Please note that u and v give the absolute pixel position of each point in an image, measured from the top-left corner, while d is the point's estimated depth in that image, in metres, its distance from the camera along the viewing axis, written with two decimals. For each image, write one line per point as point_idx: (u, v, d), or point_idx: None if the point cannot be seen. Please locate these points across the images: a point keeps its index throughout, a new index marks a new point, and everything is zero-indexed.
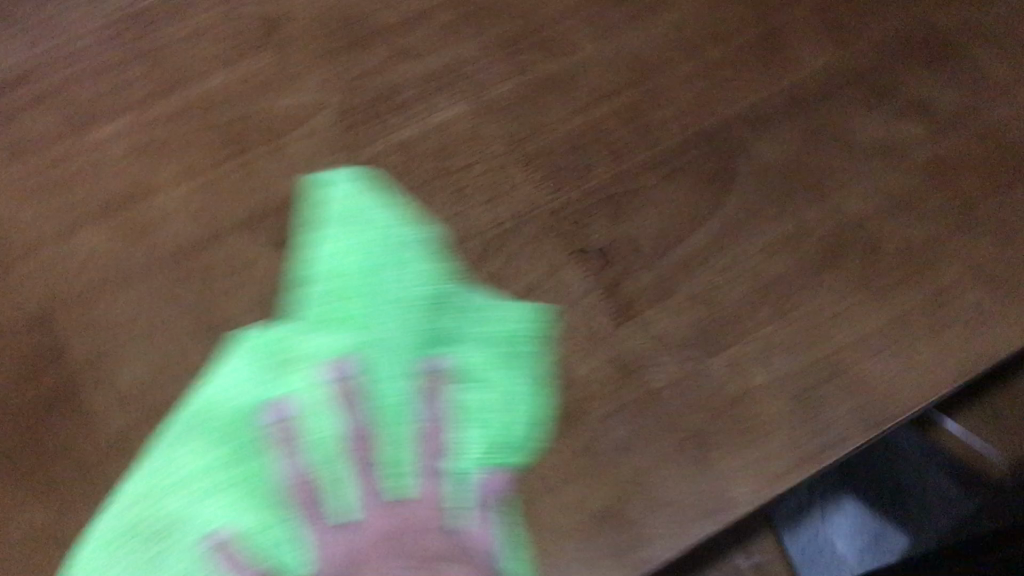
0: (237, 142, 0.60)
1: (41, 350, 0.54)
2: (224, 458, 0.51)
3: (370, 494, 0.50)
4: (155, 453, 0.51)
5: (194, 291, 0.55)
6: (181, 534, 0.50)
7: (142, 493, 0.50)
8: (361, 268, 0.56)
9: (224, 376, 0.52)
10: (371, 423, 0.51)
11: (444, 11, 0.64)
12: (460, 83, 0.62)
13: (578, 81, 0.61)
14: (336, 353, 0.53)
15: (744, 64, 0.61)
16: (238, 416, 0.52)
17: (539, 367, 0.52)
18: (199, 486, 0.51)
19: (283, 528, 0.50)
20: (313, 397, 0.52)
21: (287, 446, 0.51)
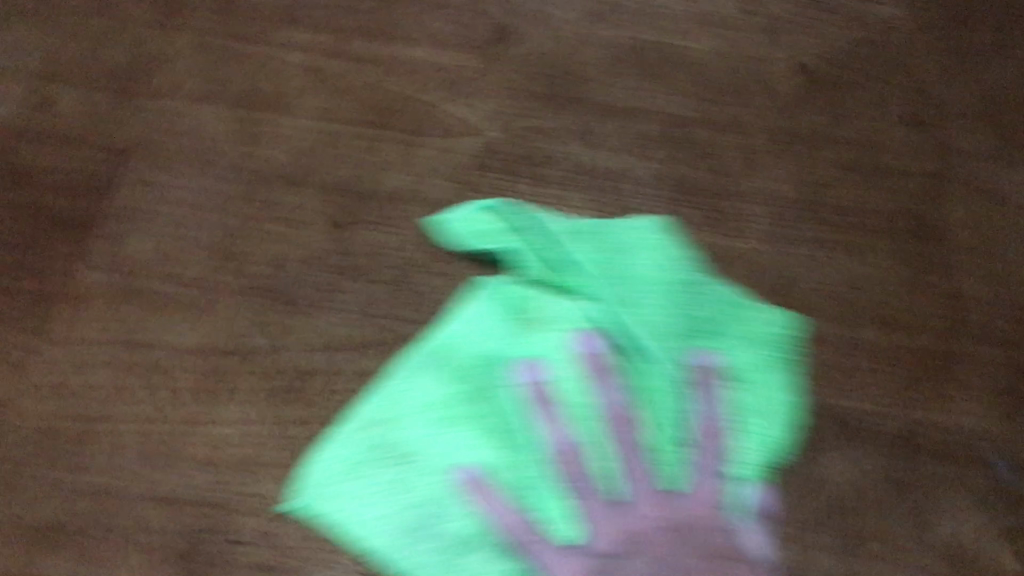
0: (385, 115, 0.58)
1: (96, 177, 0.54)
2: (479, 398, 0.49)
3: (643, 479, 0.47)
4: (423, 359, 0.50)
5: (244, 213, 0.54)
6: (421, 467, 0.47)
7: (387, 448, 0.47)
8: (596, 249, 0.53)
9: (468, 318, 0.51)
10: (631, 405, 0.49)
11: (653, 124, 0.59)
12: (611, 195, 0.56)
13: (717, 269, 0.54)
14: (586, 322, 0.51)
15: (892, 367, 0.51)
16: (485, 360, 0.50)
17: (802, 389, 0.50)
18: (450, 410, 0.48)
19: (541, 492, 0.47)
20: (558, 360, 0.50)
21: (542, 408, 0.49)
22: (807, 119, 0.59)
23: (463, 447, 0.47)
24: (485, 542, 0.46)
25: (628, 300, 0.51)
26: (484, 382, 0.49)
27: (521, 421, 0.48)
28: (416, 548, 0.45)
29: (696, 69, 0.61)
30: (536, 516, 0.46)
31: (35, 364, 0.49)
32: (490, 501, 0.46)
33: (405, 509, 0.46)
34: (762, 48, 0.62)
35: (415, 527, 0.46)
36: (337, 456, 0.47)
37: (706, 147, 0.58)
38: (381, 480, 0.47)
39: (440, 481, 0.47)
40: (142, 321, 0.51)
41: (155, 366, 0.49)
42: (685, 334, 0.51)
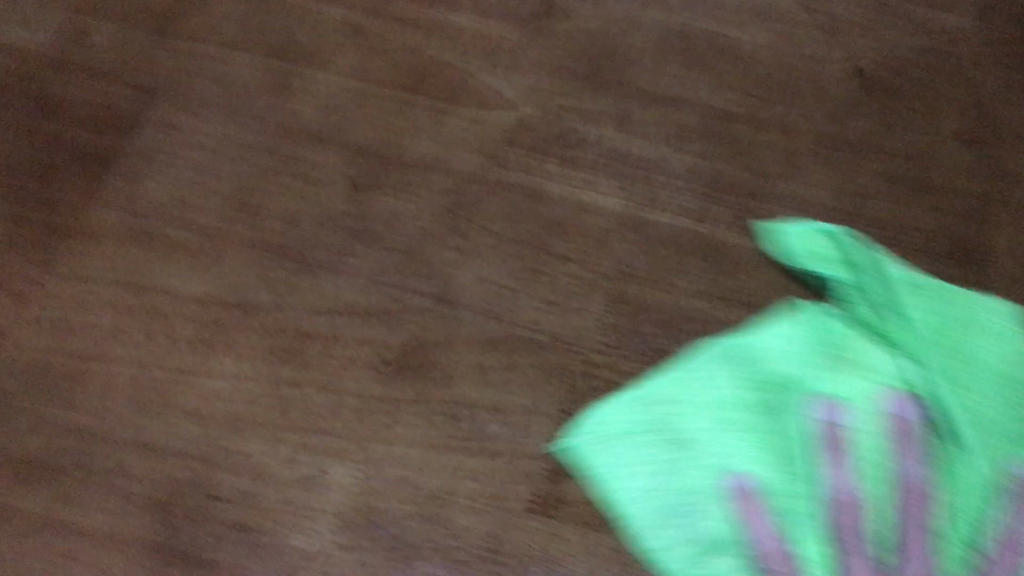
0: (419, 79, 0.56)
1: (122, 115, 0.54)
2: (773, 411, 0.47)
3: (920, 551, 0.44)
4: (718, 356, 0.49)
5: (265, 165, 0.53)
6: (702, 476, 0.46)
7: (663, 430, 0.47)
8: (934, 316, 0.49)
9: (779, 338, 0.49)
10: (930, 482, 0.46)
11: (695, 115, 0.56)
12: (641, 185, 0.54)
13: (743, 273, 0.51)
14: (901, 382, 0.48)
15: None
16: (787, 385, 0.48)
17: None
18: (734, 415, 0.47)
19: (805, 525, 0.45)
20: (866, 412, 0.47)
21: (835, 454, 0.46)
22: (856, 127, 0.57)
23: (774, 495, 0.45)
24: (725, 547, 0.44)
25: (967, 358, 0.48)
26: (778, 401, 0.48)
27: (806, 458, 0.46)
28: (661, 536, 0.45)
29: (746, 63, 0.58)
30: (772, 526, 0.45)
31: (37, 296, 0.48)
32: (733, 497, 0.45)
33: (658, 501, 0.45)
34: (819, 49, 0.59)
35: (668, 510, 0.45)
36: (618, 436, 0.47)
37: (746, 146, 0.56)
38: (651, 457, 0.46)
39: (711, 483, 0.46)
40: (148, 264, 0.50)
41: (155, 310, 0.49)
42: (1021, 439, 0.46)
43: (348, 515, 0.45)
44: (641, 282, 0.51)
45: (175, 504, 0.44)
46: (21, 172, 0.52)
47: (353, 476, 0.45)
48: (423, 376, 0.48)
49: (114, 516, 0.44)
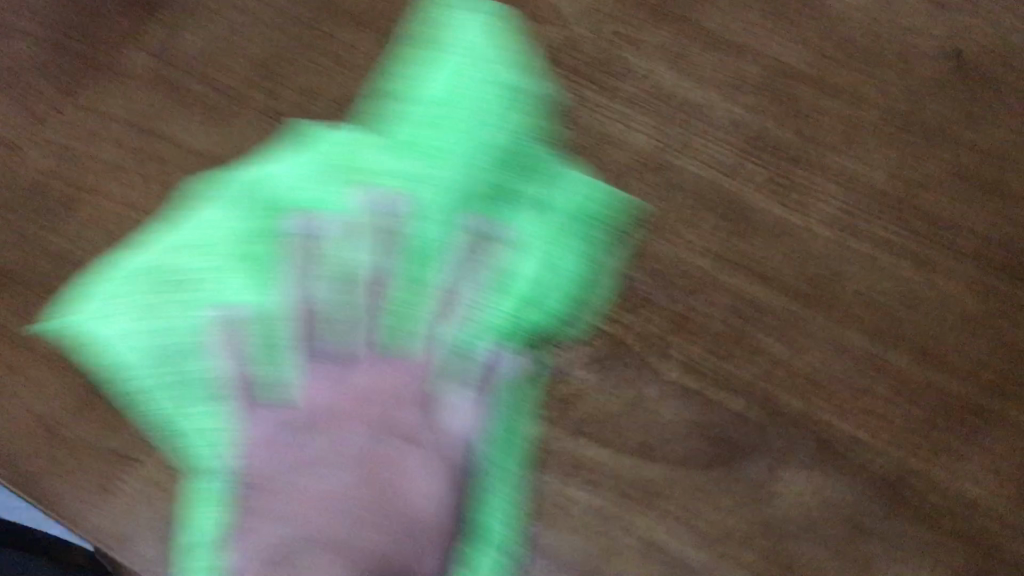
0: None
1: None
2: (480, 191, 0.50)
3: (376, 335, 0.51)
4: (225, 180, 0.49)
5: (299, 34, 0.51)
6: (180, 297, 0.49)
7: (165, 275, 0.49)
8: (446, 103, 0.52)
9: (287, 161, 0.50)
10: (383, 263, 0.51)
11: (758, 66, 0.52)
12: (677, 128, 0.50)
13: (759, 240, 0.47)
14: (391, 184, 0.51)
15: (912, 408, 0.44)
16: (302, 180, 0.50)
17: (591, 264, 0.48)
18: (239, 198, 0.50)
19: (190, 355, 0.49)
20: (348, 218, 0.51)
21: (306, 262, 0.51)
22: (935, 112, 0.51)
23: (334, 251, 0.52)
24: (278, 327, 0.51)
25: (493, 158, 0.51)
26: (268, 219, 0.51)
27: (268, 262, 0.50)
28: (224, 283, 0.50)
29: (835, 18, 0.52)
30: (379, 340, 0.51)
31: (53, 122, 0.50)
32: (300, 378, 0.51)
33: (243, 233, 0.50)
34: (925, 16, 0.52)
35: (173, 284, 0.49)
36: (135, 267, 0.48)
37: (806, 107, 0.51)
38: (136, 298, 0.48)
39: (190, 331, 0.49)
40: (162, 112, 0.50)
41: (156, 157, 0.49)
42: (491, 199, 0.51)
43: None
44: (645, 227, 0.48)
45: None
46: None
47: None
48: None
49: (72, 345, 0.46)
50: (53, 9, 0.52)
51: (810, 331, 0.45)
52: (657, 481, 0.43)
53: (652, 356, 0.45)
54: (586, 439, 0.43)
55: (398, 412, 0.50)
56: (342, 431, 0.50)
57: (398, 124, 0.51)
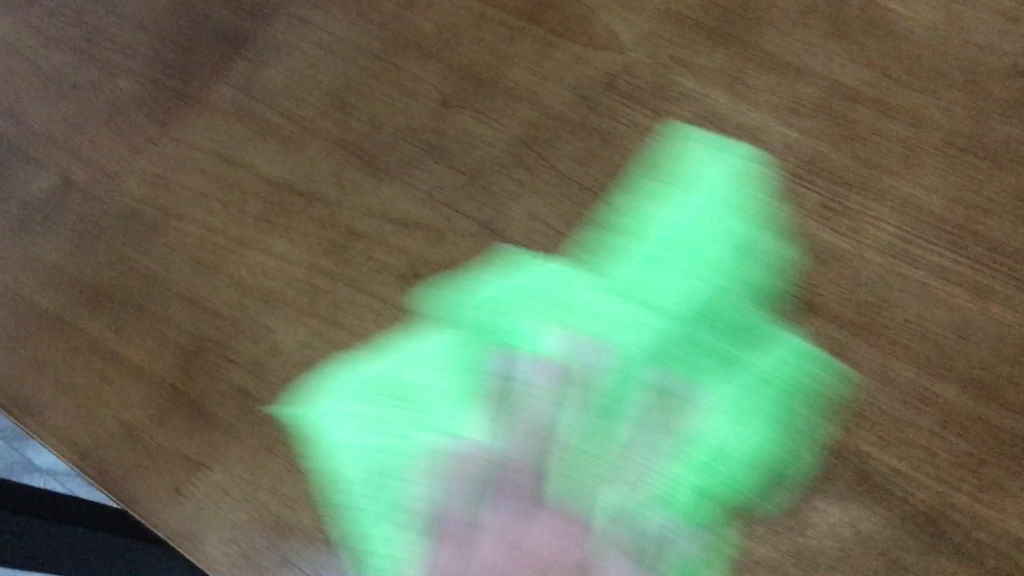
0: (538, 10, 0.56)
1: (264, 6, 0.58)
2: (700, 356, 0.45)
3: (543, 490, 0.44)
4: (369, 383, 0.47)
5: (371, 74, 0.55)
6: (418, 432, 0.46)
7: (496, 339, 0.47)
8: (605, 284, 0.48)
9: (431, 339, 0.48)
10: (551, 421, 0.45)
11: (815, 88, 0.51)
12: (728, 153, 0.51)
13: (806, 268, 0.47)
14: (591, 339, 0.46)
15: (959, 440, 0.43)
16: (523, 309, 0.48)
17: (687, 288, 0.47)
18: (411, 378, 0.47)
19: (462, 405, 0.46)
20: (503, 389, 0.46)
21: (637, 417, 0.45)
22: (1003, 131, 0.49)
23: (534, 396, 0.46)
24: (455, 459, 0.45)
25: (591, 313, 0.47)
26: (509, 325, 0.48)
27: (469, 391, 0.46)
28: (537, 335, 0.47)
29: (899, 39, 0.52)
30: (549, 490, 0.44)
31: (146, 152, 0.55)
32: (522, 445, 0.45)
33: (508, 339, 0.47)
34: (993, 35, 0.51)
35: (434, 389, 0.47)
36: (383, 367, 0.48)
37: (864, 130, 0.50)
38: (377, 401, 0.47)
39: (487, 375, 0.47)
40: (243, 142, 0.54)
41: (233, 184, 0.53)
42: (685, 336, 0.46)
43: (334, 407, 0.47)
44: (691, 251, 0.48)
45: (197, 358, 0.49)
46: (172, 41, 0.58)
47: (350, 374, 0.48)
48: (446, 297, 0.49)
49: (147, 355, 0.50)
50: (156, 55, 0.57)
51: (856, 360, 0.45)
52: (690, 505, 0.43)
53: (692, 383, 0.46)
54: (621, 462, 0.44)
55: (504, 552, 0.43)
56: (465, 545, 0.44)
57: (524, 301, 0.48)
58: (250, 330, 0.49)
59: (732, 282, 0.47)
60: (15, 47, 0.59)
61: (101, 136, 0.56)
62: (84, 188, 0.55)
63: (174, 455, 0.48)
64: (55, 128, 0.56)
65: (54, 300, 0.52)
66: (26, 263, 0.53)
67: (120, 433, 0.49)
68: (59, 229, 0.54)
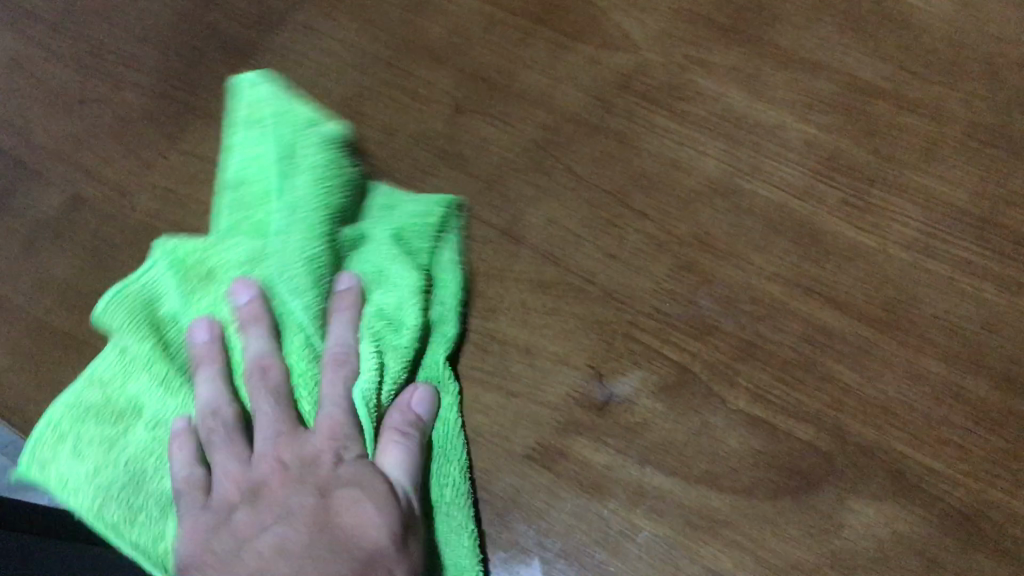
0: (549, 13, 0.55)
1: (272, 15, 0.57)
2: (376, 286, 0.48)
3: (262, 337, 0.47)
4: (101, 371, 0.47)
5: (382, 80, 0.55)
6: (135, 423, 0.47)
7: (193, 291, 0.49)
8: (235, 197, 0.49)
9: (131, 339, 0.47)
10: (264, 354, 0.46)
11: (833, 83, 0.51)
12: (746, 151, 0.50)
13: (831, 264, 0.47)
14: (256, 275, 0.48)
15: (993, 437, 0.43)
16: (214, 270, 0.49)
17: (315, 160, 0.49)
18: (85, 428, 0.46)
19: (182, 395, 0.48)
20: (235, 362, 0.48)
21: (348, 309, 0.47)
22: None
23: (247, 360, 0.47)
24: (179, 426, 0.47)
25: (220, 262, 0.49)
26: (197, 258, 0.49)
27: (182, 370, 0.48)
28: (229, 287, 0.48)
29: (916, 32, 0.51)
30: (224, 411, 0.46)
31: (156, 165, 0.54)
32: (325, 408, 0.44)
33: (152, 326, 0.48)
34: (1008, 26, 0.51)
35: (112, 387, 0.47)
36: (99, 364, 0.47)
37: (883, 124, 0.50)
38: (88, 406, 0.46)
39: (188, 338, 0.48)
40: None
41: None
42: (337, 248, 0.49)
43: None
44: (712, 251, 0.48)
45: None
46: (179, 52, 0.57)
47: None
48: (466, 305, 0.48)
49: None
50: (163, 66, 0.57)
51: (886, 358, 0.45)
52: (723, 510, 0.43)
53: (719, 386, 0.45)
54: (651, 467, 0.44)
55: (258, 513, 0.40)
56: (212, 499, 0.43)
57: (191, 253, 0.49)
58: None
59: (392, 200, 0.51)
60: (17, 61, 0.58)
61: (111, 151, 0.55)
62: (94, 203, 0.54)
63: None
64: (64, 144, 0.56)
65: (70, 319, 0.51)
66: (39, 281, 0.52)
67: None
68: (71, 246, 0.53)
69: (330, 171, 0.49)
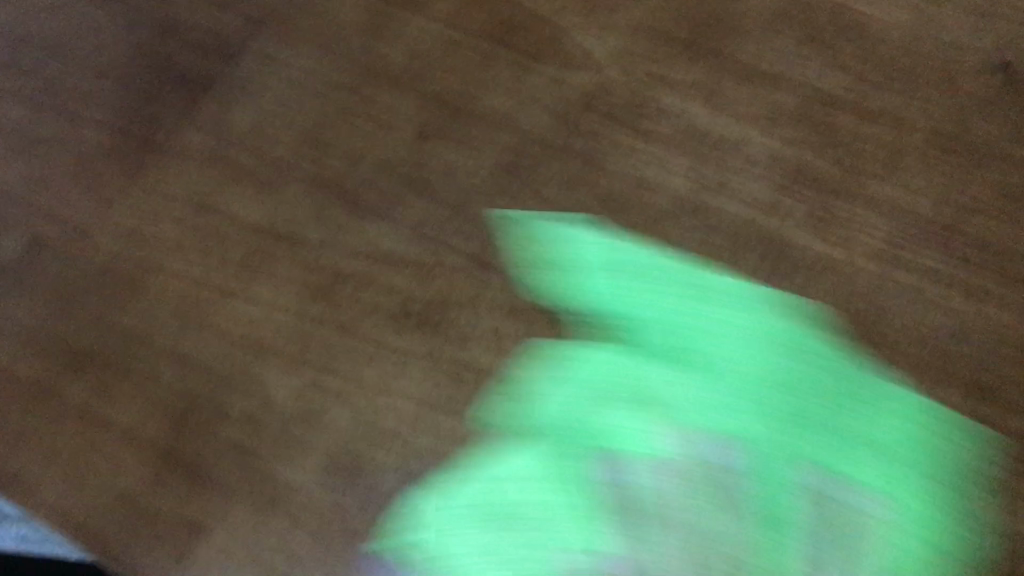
0: (509, 34, 0.55)
1: (228, 44, 0.56)
2: (807, 431, 0.44)
3: (676, 477, 0.44)
4: (459, 512, 0.45)
5: (343, 109, 0.54)
6: (542, 557, 0.43)
7: (569, 453, 0.45)
8: (645, 353, 0.47)
9: (463, 493, 0.45)
10: (674, 506, 0.43)
11: (794, 96, 0.51)
12: (712, 167, 0.50)
13: (800, 280, 0.47)
14: (652, 461, 0.44)
15: (966, 445, 0.44)
16: (571, 427, 0.46)
17: (716, 320, 0.47)
18: (499, 553, 0.44)
19: (574, 531, 0.44)
20: (647, 493, 0.44)
21: (809, 490, 0.43)
22: (983, 127, 0.49)
23: (636, 514, 0.44)
24: (558, 564, 0.43)
25: (597, 429, 0.45)
26: (585, 428, 0.46)
27: (548, 538, 0.44)
28: (569, 463, 0.45)
29: (873, 42, 0.52)
30: (633, 561, 0.43)
31: (117, 204, 0.53)
32: (726, 533, 0.43)
33: (517, 491, 0.45)
34: (963, 31, 0.51)
35: (502, 519, 0.44)
36: (443, 508, 0.45)
37: (847, 135, 0.50)
38: (492, 545, 0.44)
39: (509, 499, 0.45)
40: (217, 187, 0.53)
41: (212, 231, 0.52)
42: (724, 406, 0.45)
43: (335, 457, 0.46)
44: (683, 269, 0.48)
45: (187, 416, 0.48)
46: (134, 86, 0.56)
47: (348, 421, 0.47)
48: (440, 334, 0.48)
49: (134, 416, 0.48)
50: (119, 102, 0.56)
51: (858, 371, 0.45)
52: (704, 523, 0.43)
53: (697, 406, 0.45)
54: (632, 490, 0.44)
55: None
56: None
57: (579, 405, 0.46)
58: (232, 381, 0.48)
59: (763, 304, 0.47)
60: None
61: (68, 190, 0.54)
62: (53, 245, 0.52)
63: (172, 519, 0.46)
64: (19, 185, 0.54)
65: (31, 366, 0.50)
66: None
67: (112, 501, 0.47)
68: (31, 291, 0.52)
69: (738, 307, 0.47)
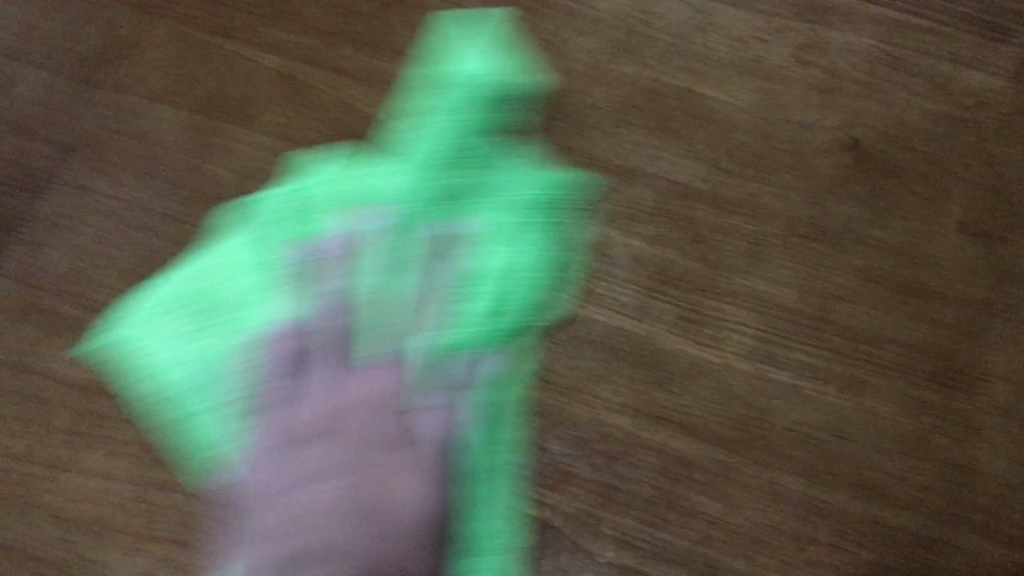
0: (344, 139, 0.50)
1: (36, 178, 0.50)
2: (457, 190, 0.48)
3: (351, 267, 0.48)
4: (204, 272, 0.47)
5: (171, 241, 0.49)
6: (252, 310, 0.47)
7: (406, 232, 0.48)
8: (389, 156, 0.49)
9: (225, 268, 0.47)
10: (346, 292, 0.48)
11: (652, 191, 0.49)
12: (575, 273, 0.47)
13: (678, 391, 0.46)
14: (410, 225, 0.48)
15: (859, 548, 0.44)
16: (366, 190, 0.48)
17: (490, 202, 0.48)
18: (247, 284, 0.47)
19: (224, 349, 0.47)
20: (397, 249, 0.48)
21: (438, 252, 0.48)
22: (842, 212, 0.48)
23: (345, 271, 0.48)
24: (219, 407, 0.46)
25: (373, 189, 0.48)
26: (334, 198, 0.48)
27: (244, 323, 0.47)
28: (403, 212, 0.48)
29: (724, 126, 0.50)
30: (286, 338, 0.47)
31: None
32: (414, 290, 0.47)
33: (302, 230, 0.48)
34: (812, 110, 0.50)
35: (289, 267, 0.48)
36: (187, 376, 0.46)
37: (707, 229, 0.48)
38: (224, 317, 0.47)
39: (280, 254, 0.48)
40: (38, 345, 0.48)
41: (40, 398, 0.47)
42: (462, 198, 0.48)
43: None
44: (557, 391, 0.46)
45: None
46: None
47: None
48: None
49: None
50: None
51: (743, 480, 0.44)
52: None
53: (585, 538, 0.44)
54: None
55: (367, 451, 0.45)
56: (309, 463, 0.45)
57: (393, 183, 0.48)
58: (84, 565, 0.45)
59: (472, 174, 0.48)
60: None
61: None
62: None
63: None
64: None
65: None
66: None
67: None
68: None
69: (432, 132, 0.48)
